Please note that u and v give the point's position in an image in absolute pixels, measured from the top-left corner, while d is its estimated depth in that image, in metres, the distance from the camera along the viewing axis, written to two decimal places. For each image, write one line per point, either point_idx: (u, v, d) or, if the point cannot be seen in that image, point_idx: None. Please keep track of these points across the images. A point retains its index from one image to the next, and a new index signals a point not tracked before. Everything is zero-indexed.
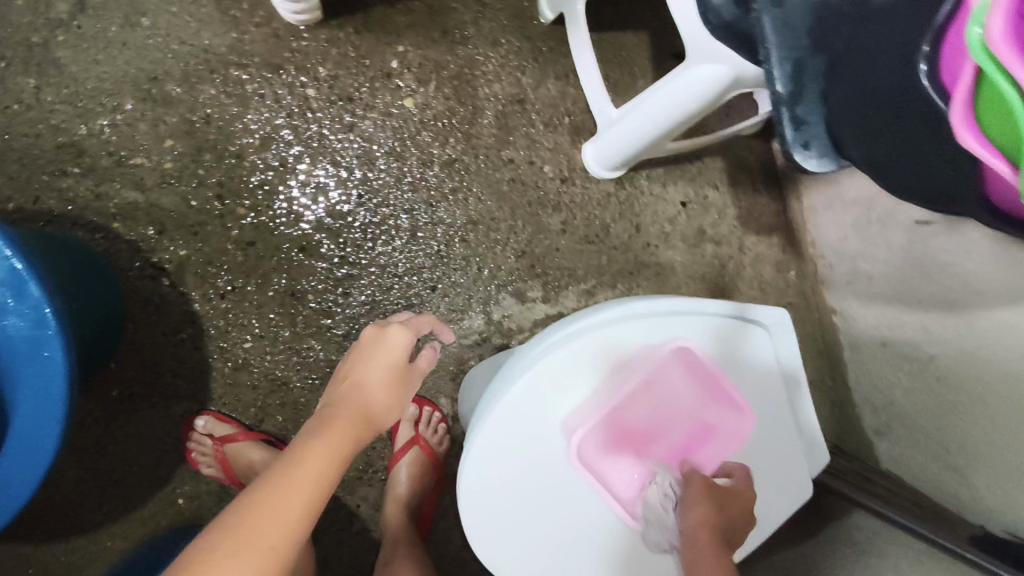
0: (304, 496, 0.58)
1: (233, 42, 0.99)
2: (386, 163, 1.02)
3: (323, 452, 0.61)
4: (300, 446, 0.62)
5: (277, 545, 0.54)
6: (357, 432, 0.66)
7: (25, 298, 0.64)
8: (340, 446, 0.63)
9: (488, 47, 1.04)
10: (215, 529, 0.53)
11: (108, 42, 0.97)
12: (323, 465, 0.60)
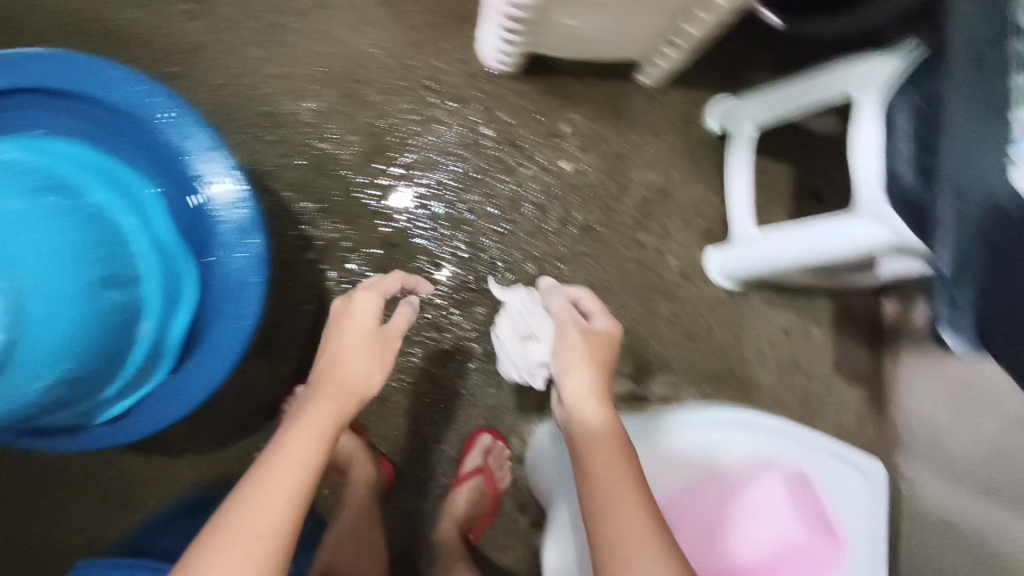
0: (290, 483, 0.58)
1: (433, 63, 1.07)
2: (531, 212, 1.10)
3: (307, 444, 0.62)
4: (283, 438, 0.63)
5: (265, 533, 0.55)
6: (335, 411, 0.67)
7: (247, 244, 0.79)
8: (310, 425, 0.64)
9: (653, 138, 1.11)
10: (211, 524, 0.56)
11: (328, 37, 1.06)
12: (303, 459, 0.61)
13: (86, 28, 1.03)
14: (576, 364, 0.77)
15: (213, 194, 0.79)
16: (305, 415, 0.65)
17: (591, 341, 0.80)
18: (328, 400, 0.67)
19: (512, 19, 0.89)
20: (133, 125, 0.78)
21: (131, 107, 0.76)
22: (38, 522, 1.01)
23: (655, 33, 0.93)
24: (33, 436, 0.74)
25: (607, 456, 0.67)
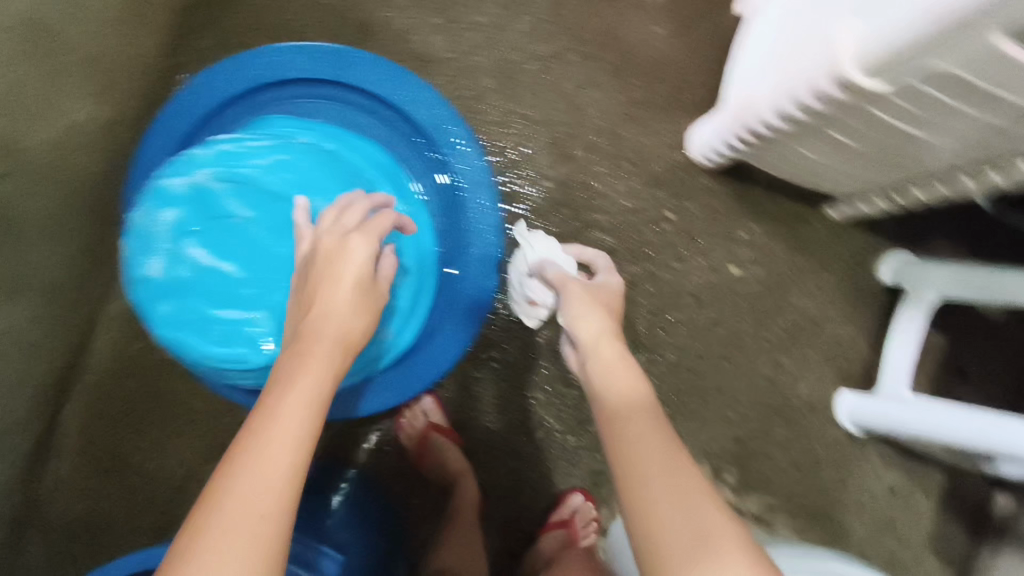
0: (267, 471, 0.51)
1: (641, 143, 1.11)
2: (686, 302, 1.13)
3: (285, 428, 0.54)
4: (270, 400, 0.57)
5: (252, 515, 0.48)
6: (314, 377, 0.60)
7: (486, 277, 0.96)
8: (294, 401, 0.57)
9: (821, 269, 1.14)
10: (211, 501, 0.49)
11: (556, 88, 1.11)
12: (282, 440, 0.53)
13: (340, 9, 1.08)
14: (589, 308, 0.77)
15: (477, 224, 0.97)
16: (277, 397, 0.57)
17: (598, 292, 0.83)
18: (314, 373, 0.60)
19: (753, 133, 0.92)
20: (429, 141, 0.96)
21: (429, 126, 0.95)
22: (159, 447, 1.07)
23: (875, 188, 0.95)
24: (250, 392, 0.89)
25: (634, 416, 0.61)
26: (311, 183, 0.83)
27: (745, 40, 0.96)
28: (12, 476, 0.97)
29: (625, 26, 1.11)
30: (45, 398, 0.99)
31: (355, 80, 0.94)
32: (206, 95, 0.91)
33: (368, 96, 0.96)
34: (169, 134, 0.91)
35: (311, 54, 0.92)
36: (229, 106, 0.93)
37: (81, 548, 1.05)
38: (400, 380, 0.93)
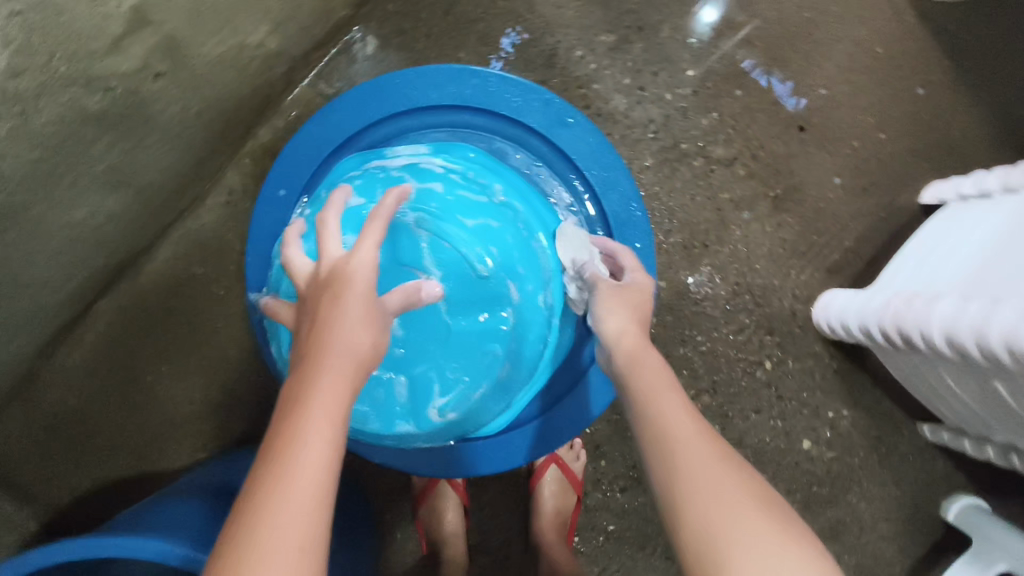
0: (293, 500, 0.40)
1: (771, 283, 1.04)
2: (746, 457, 1.04)
3: (305, 443, 0.42)
4: (287, 412, 0.44)
5: (287, 551, 0.38)
6: (338, 368, 0.46)
7: None
8: (314, 403, 0.44)
9: (893, 482, 1.05)
10: (231, 537, 0.39)
11: (713, 193, 1.03)
12: (302, 457, 0.42)
13: (537, 27, 1.01)
14: (613, 306, 0.60)
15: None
16: (291, 402, 0.45)
17: (623, 293, 0.62)
18: (338, 363, 0.46)
19: (904, 335, 0.84)
20: (607, 237, 0.77)
21: (617, 217, 0.76)
22: (175, 382, 1.00)
23: (998, 437, 0.88)
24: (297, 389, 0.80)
25: (649, 387, 0.52)
26: (519, 257, 0.69)
27: (924, 248, 0.92)
28: (27, 354, 0.92)
29: (808, 163, 1.04)
30: (86, 292, 0.93)
31: (563, 144, 0.76)
32: (395, 91, 0.74)
33: (561, 158, 0.77)
34: (350, 115, 0.74)
35: (532, 93, 0.75)
36: (417, 112, 0.75)
37: (60, 446, 0.99)
38: (478, 456, 0.74)
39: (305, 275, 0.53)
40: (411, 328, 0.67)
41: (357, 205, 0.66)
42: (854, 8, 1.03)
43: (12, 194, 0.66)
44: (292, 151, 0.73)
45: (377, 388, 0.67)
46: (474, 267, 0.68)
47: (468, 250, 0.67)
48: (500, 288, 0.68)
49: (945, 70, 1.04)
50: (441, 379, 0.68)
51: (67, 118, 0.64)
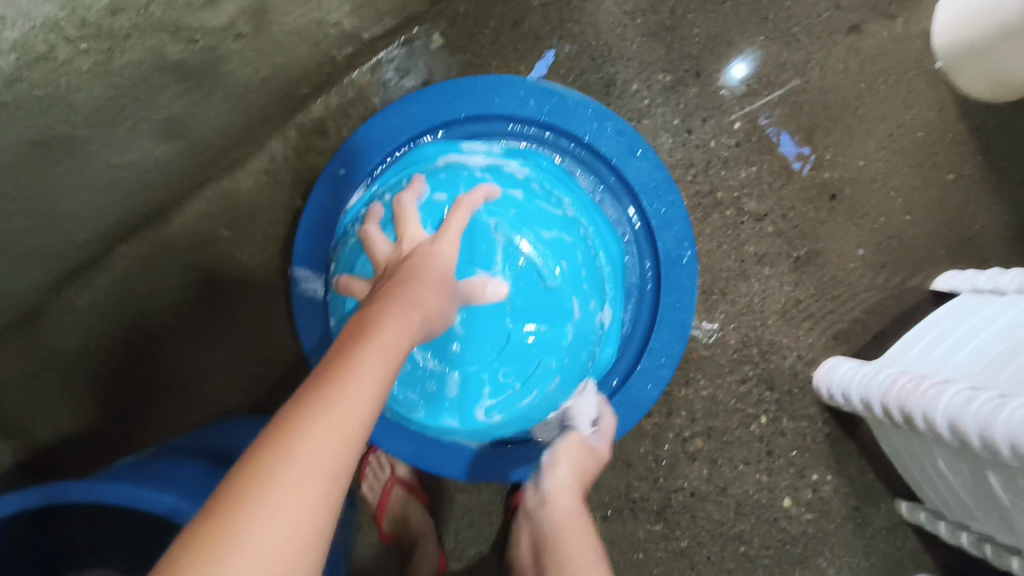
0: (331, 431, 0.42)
1: (779, 341, 1.06)
2: (727, 504, 1.07)
3: (359, 375, 0.45)
4: (346, 352, 0.47)
5: (321, 469, 0.41)
6: (401, 319, 0.50)
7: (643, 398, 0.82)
8: (372, 344, 0.47)
9: (863, 552, 1.08)
10: (269, 441, 0.42)
11: (741, 244, 1.05)
12: (353, 390, 0.44)
13: (599, 55, 1.03)
14: (566, 471, 0.77)
15: (648, 374, 0.82)
16: (347, 345, 0.47)
17: (580, 452, 0.78)
18: (399, 318, 0.50)
19: (904, 416, 0.86)
20: (653, 274, 0.83)
21: (667, 253, 0.82)
22: (181, 336, 1.00)
23: (975, 526, 0.90)
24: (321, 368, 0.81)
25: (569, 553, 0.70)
26: (584, 276, 0.76)
27: (923, 331, 0.98)
28: (39, 285, 0.90)
29: (835, 232, 1.07)
30: (111, 233, 0.92)
31: (629, 175, 0.81)
32: (479, 97, 0.79)
33: (624, 188, 0.82)
34: (431, 110, 0.79)
35: (608, 120, 0.80)
36: (493, 119, 0.81)
37: (54, 381, 0.98)
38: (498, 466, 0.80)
39: (384, 252, 0.60)
40: (473, 325, 0.72)
41: (439, 202, 0.73)
42: (903, 93, 1.07)
43: (74, 127, 0.66)
44: (374, 132, 0.79)
45: (431, 379, 0.74)
46: (543, 279, 0.74)
47: (539, 260, 0.73)
48: (561, 301, 0.75)
49: (977, 166, 1.08)
50: (491, 382, 0.75)
51: (146, 62, 0.64)
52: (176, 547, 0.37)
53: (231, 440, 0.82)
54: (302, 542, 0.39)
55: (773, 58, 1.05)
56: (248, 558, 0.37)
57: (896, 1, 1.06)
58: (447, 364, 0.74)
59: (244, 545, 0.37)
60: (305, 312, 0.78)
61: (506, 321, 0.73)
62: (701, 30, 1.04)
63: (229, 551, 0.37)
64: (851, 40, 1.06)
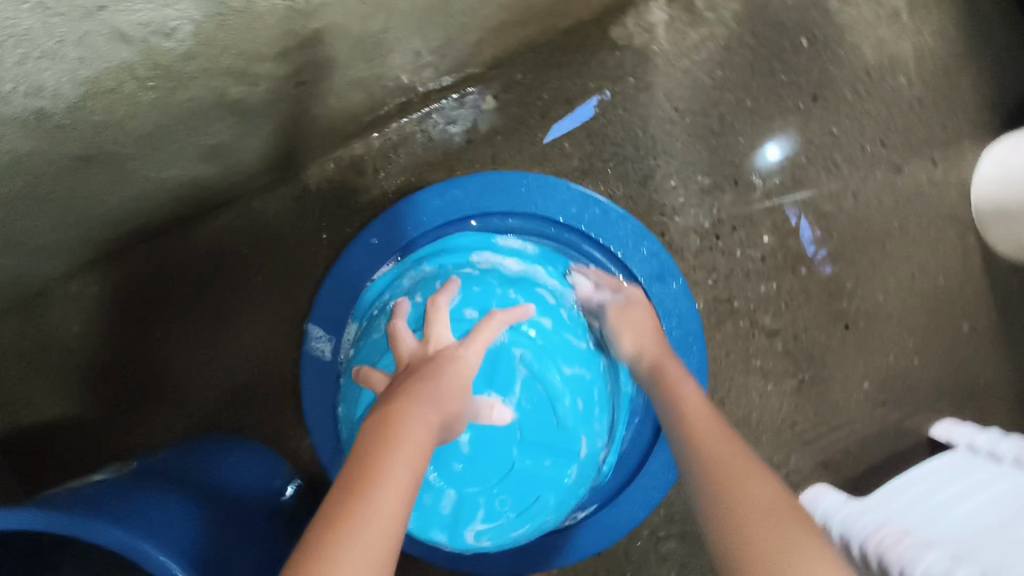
0: (366, 552, 0.41)
1: (769, 459, 1.06)
2: None
3: (393, 472, 0.46)
4: (377, 445, 0.48)
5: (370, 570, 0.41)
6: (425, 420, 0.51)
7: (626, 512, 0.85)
8: (402, 439, 0.48)
9: None
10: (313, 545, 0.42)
11: (748, 356, 1.05)
12: (388, 487, 0.45)
13: (643, 145, 1.04)
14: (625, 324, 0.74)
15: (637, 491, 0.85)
16: (372, 452, 0.47)
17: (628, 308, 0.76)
18: (421, 418, 0.50)
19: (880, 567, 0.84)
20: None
21: None
22: (181, 344, 1.00)
23: None
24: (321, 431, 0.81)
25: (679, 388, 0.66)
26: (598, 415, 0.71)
27: (913, 480, 0.96)
28: (51, 273, 0.90)
29: (842, 361, 1.07)
30: (132, 234, 0.92)
31: (655, 298, 0.84)
32: (527, 198, 0.83)
33: (646, 307, 0.86)
34: (480, 202, 0.83)
35: (641, 242, 0.84)
36: (533, 221, 0.84)
37: (47, 365, 0.98)
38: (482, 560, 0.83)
39: (410, 346, 0.59)
40: (478, 449, 0.66)
41: (469, 316, 0.67)
42: (931, 237, 1.08)
43: (122, 146, 0.66)
44: (423, 212, 0.82)
45: (426, 493, 0.67)
46: (558, 417, 0.68)
47: (557, 395, 0.69)
48: (572, 442, 0.69)
49: (992, 322, 1.09)
50: (488, 504, 0.68)
51: (206, 99, 0.65)
52: None
53: (224, 479, 0.81)
54: None
55: (811, 180, 1.06)
56: None
57: (940, 148, 1.08)
58: (447, 481, 0.66)
59: None
60: (314, 372, 0.82)
61: (513, 452, 0.67)
62: (746, 140, 1.05)
63: None
64: (890, 177, 1.07)
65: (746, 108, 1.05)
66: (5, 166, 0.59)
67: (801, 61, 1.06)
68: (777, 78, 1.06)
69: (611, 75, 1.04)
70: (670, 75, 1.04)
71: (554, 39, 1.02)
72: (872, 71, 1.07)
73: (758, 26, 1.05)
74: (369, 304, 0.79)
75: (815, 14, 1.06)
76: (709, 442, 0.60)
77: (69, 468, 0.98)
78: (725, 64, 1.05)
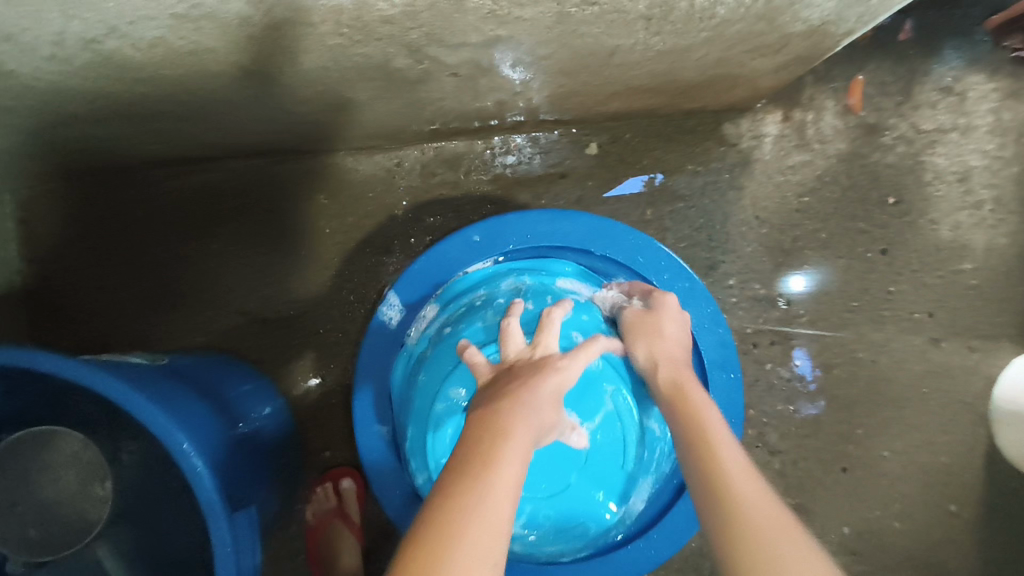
0: (478, 543, 0.44)
1: None
2: None
3: (501, 469, 0.49)
4: (486, 443, 0.51)
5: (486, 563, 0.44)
6: (529, 421, 0.53)
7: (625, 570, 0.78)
8: (509, 437, 0.51)
9: None
10: (430, 534, 0.45)
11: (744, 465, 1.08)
12: (499, 483, 0.48)
13: (717, 238, 1.09)
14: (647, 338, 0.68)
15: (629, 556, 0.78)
16: (479, 447, 0.51)
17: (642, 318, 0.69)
18: (526, 419, 0.53)
19: None
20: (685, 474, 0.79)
21: None
22: (232, 264, 1.02)
23: None
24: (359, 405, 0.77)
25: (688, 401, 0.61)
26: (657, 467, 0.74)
27: None
28: (145, 155, 0.94)
29: (828, 500, 1.10)
30: (230, 149, 0.96)
31: (713, 387, 0.78)
32: (625, 246, 0.79)
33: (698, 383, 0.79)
34: (579, 234, 0.78)
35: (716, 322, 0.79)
36: (624, 268, 0.79)
37: (98, 237, 1.01)
38: None
39: (518, 346, 0.61)
40: (545, 459, 0.69)
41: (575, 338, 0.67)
42: (947, 416, 1.12)
43: (281, 73, 0.69)
44: (522, 223, 0.78)
45: None
46: (625, 458, 0.72)
47: (630, 440, 0.72)
48: (627, 482, 0.73)
49: (978, 514, 1.12)
50: (529, 514, 0.71)
51: (374, 59, 0.68)
52: None
53: (243, 409, 0.82)
54: None
55: (856, 325, 1.11)
56: None
57: (980, 338, 1.12)
58: None
59: None
60: (376, 340, 0.77)
61: (572, 474, 0.71)
62: (810, 268, 1.10)
63: None
64: (927, 347, 1.12)
65: (819, 239, 1.10)
66: (179, 55, 0.61)
67: (883, 216, 1.11)
68: (856, 223, 1.11)
69: (711, 164, 1.09)
70: (763, 185, 1.10)
71: (673, 115, 1.07)
72: (942, 248, 1.12)
73: (855, 170, 1.11)
74: (448, 292, 0.76)
75: (909, 178, 1.11)
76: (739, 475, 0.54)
77: (79, 339, 1.00)
78: (814, 192, 1.10)
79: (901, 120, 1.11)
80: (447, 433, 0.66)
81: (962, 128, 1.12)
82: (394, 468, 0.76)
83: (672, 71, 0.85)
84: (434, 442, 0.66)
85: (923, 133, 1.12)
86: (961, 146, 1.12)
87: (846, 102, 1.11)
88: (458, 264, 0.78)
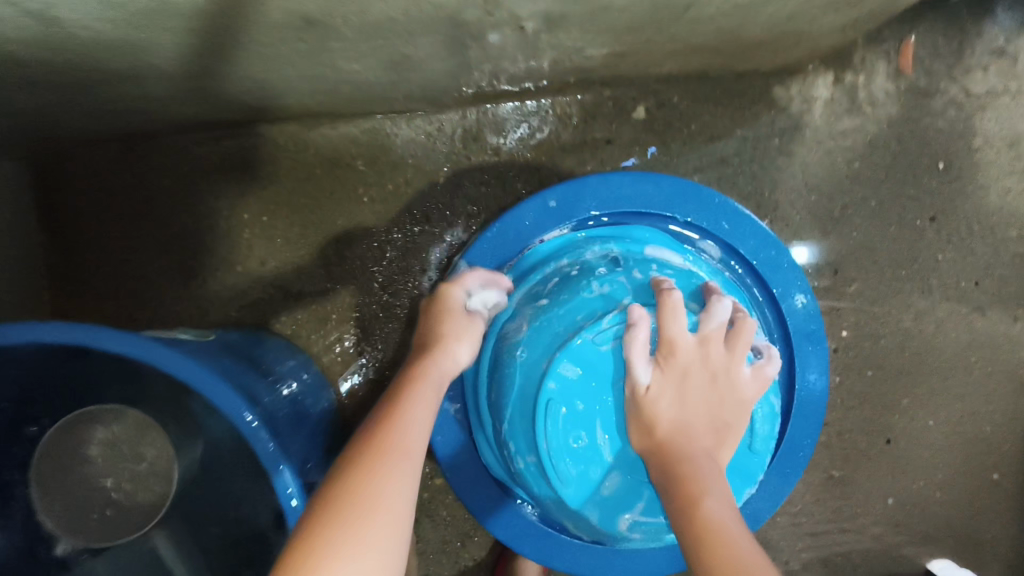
0: (396, 446, 0.54)
1: (773, 540, 1.08)
2: None
3: (414, 401, 0.60)
4: (400, 385, 0.62)
5: (403, 460, 0.53)
6: (436, 356, 0.65)
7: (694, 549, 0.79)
8: (419, 372, 0.63)
9: None
10: (354, 452, 0.54)
11: None
12: (417, 412, 0.58)
13: (765, 206, 1.06)
14: (658, 407, 0.59)
15: None
16: (397, 388, 0.62)
17: (657, 379, 0.60)
18: (431, 357, 0.65)
19: None
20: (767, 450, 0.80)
21: (789, 443, 0.80)
22: (264, 235, 0.97)
23: None
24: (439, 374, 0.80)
25: (681, 453, 0.57)
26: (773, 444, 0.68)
27: None
28: (174, 119, 0.89)
29: (872, 471, 1.09)
30: (264, 113, 0.90)
31: (798, 355, 0.80)
32: (710, 211, 0.79)
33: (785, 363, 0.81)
34: (661, 198, 0.79)
35: (809, 305, 0.80)
36: (704, 233, 0.80)
37: (122, 207, 0.96)
38: (542, 548, 0.78)
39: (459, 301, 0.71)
40: None
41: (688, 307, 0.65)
42: (990, 386, 1.11)
43: (343, 25, 0.64)
44: (601, 187, 0.78)
45: (597, 465, 0.62)
46: (751, 437, 0.66)
47: (760, 418, 0.66)
48: (750, 463, 0.67)
49: (1017, 483, 1.12)
50: (650, 499, 0.63)
51: (444, 9, 0.63)
52: (303, 530, 0.47)
53: (290, 381, 0.81)
54: (401, 507, 0.50)
55: (904, 295, 1.09)
56: (367, 515, 0.48)
57: None
58: (619, 461, 0.62)
59: (364, 501, 0.49)
60: None
61: None
62: (858, 236, 1.08)
63: (351, 515, 0.48)
64: (972, 317, 1.11)
65: (868, 207, 1.08)
66: None
67: (932, 182, 1.09)
68: (905, 190, 1.08)
69: (760, 130, 1.05)
70: (813, 151, 1.06)
71: (723, 77, 1.03)
72: (990, 216, 1.10)
73: (905, 135, 1.08)
74: (525, 257, 0.78)
75: (958, 144, 1.09)
76: (711, 487, 0.55)
77: (106, 316, 0.96)
78: (864, 158, 1.07)
79: (952, 84, 1.08)
80: (558, 412, 0.61)
81: (1013, 92, 1.09)
82: (457, 433, 0.79)
83: (741, 28, 0.81)
84: (541, 419, 0.61)
85: (974, 96, 1.09)
86: (1012, 110, 1.09)
87: (897, 64, 1.07)
88: (537, 230, 0.79)
